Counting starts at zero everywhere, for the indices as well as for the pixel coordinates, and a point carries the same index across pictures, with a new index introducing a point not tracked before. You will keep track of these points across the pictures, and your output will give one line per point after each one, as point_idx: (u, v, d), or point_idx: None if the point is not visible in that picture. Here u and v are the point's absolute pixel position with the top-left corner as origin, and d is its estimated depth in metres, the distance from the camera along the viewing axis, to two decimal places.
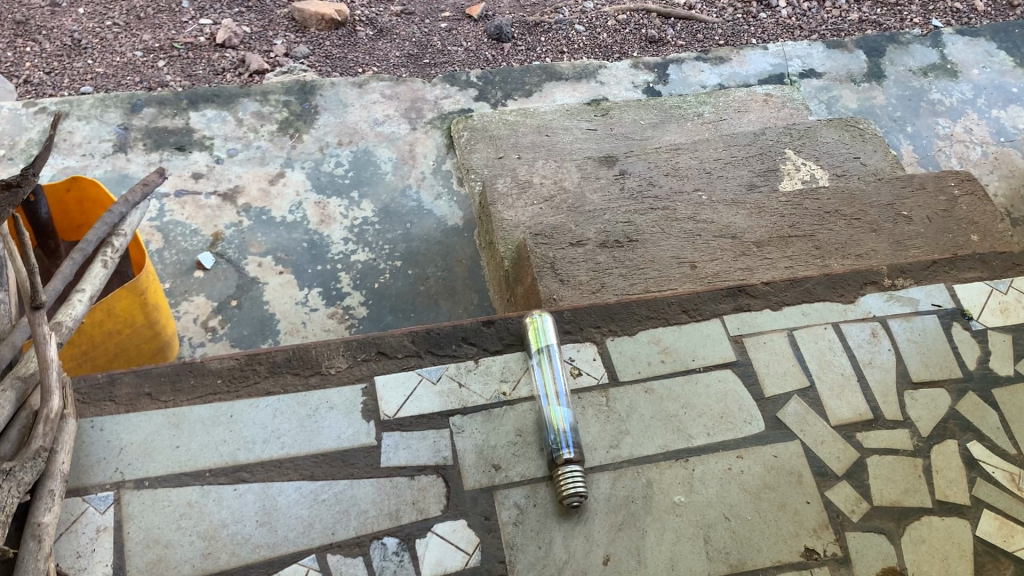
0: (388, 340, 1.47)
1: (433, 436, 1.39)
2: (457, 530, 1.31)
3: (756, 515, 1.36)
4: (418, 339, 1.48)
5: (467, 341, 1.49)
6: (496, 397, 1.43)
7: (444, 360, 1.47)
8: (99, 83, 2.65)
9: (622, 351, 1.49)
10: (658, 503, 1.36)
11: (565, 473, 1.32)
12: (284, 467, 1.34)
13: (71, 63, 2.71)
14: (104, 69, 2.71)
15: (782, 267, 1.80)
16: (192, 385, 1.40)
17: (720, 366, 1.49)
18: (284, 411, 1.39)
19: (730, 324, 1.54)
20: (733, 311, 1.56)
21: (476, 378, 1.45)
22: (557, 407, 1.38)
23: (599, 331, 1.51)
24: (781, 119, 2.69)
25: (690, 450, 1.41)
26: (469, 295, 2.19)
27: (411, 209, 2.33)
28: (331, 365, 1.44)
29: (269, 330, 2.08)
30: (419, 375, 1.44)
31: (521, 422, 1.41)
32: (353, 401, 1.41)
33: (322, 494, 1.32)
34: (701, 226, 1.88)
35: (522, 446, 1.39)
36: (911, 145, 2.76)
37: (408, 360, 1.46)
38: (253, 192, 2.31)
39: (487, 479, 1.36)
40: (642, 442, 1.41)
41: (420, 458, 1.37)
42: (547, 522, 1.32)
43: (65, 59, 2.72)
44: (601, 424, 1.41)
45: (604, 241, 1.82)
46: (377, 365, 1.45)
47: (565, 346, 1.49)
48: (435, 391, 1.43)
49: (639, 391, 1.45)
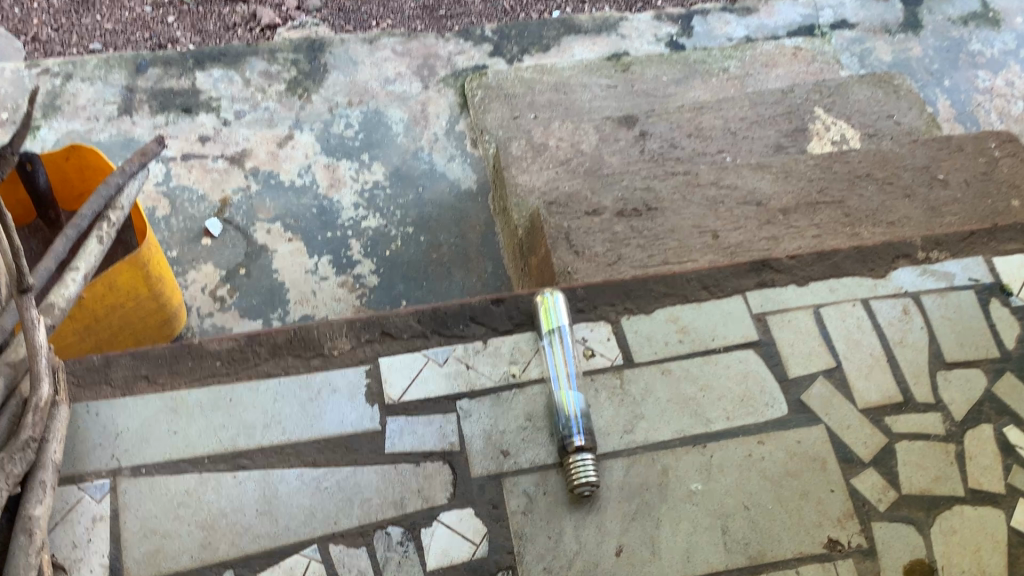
0: (393, 320, 1.41)
1: (439, 420, 1.33)
2: (464, 519, 1.26)
3: (777, 504, 1.30)
4: (424, 319, 1.42)
5: (475, 321, 1.42)
6: (505, 380, 1.37)
7: (451, 341, 1.40)
8: (108, 39, 2.59)
9: (638, 331, 1.42)
10: (673, 492, 1.30)
11: (577, 460, 1.26)
12: (285, 453, 1.30)
13: (77, 18, 2.63)
14: (112, 24, 2.63)
15: (808, 237, 1.72)
16: (190, 368, 1.36)
17: (743, 346, 1.42)
18: (285, 395, 1.34)
19: (753, 301, 1.46)
20: (757, 287, 1.47)
21: (484, 359, 1.39)
22: (568, 392, 1.32)
23: (614, 309, 1.44)
24: (810, 74, 2.58)
25: (709, 435, 1.34)
26: (483, 263, 2.12)
27: (423, 172, 2.26)
28: (333, 346, 1.38)
29: (278, 299, 2.03)
30: (425, 356, 1.38)
31: (531, 406, 1.35)
32: (357, 384, 1.36)
33: (324, 481, 1.28)
34: (724, 192, 1.80)
35: (532, 432, 1.33)
36: (949, 100, 2.63)
37: (413, 341, 1.40)
38: (261, 155, 2.24)
39: (495, 467, 1.30)
40: (658, 427, 1.34)
41: (425, 445, 1.31)
42: (557, 512, 1.27)
43: (70, 14, 2.64)
44: (615, 408, 1.35)
45: (621, 210, 1.74)
46: (381, 346, 1.39)
47: (578, 326, 1.42)
48: (441, 374, 1.37)
49: (655, 372, 1.38)
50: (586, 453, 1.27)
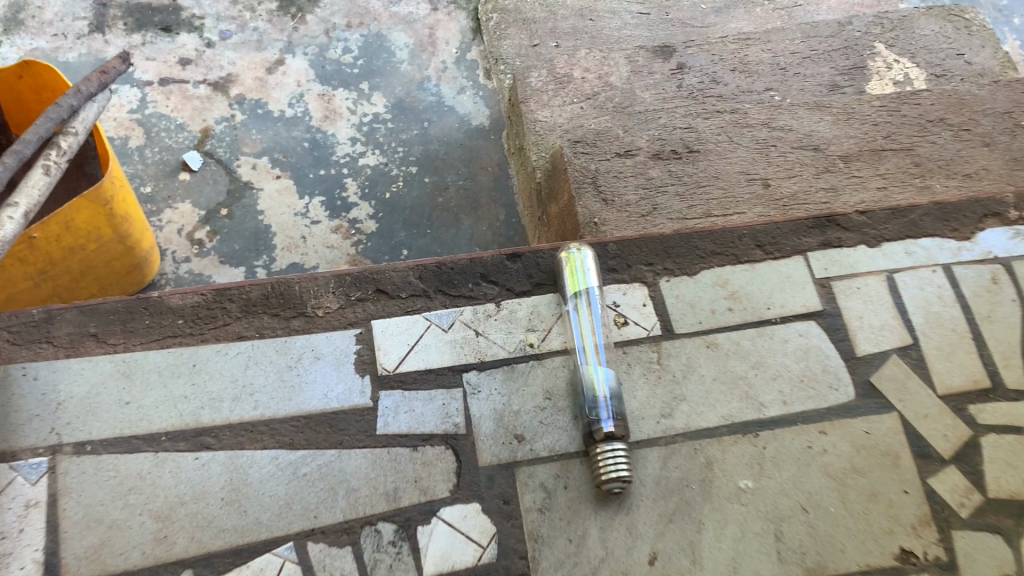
0: (389, 276, 1.19)
1: (442, 397, 1.12)
2: (469, 516, 1.06)
3: (841, 508, 1.10)
4: (426, 276, 1.20)
5: (486, 280, 1.20)
6: (521, 350, 1.16)
7: (458, 303, 1.19)
8: None
9: (680, 296, 1.20)
10: (718, 490, 1.09)
11: (605, 451, 1.05)
12: (258, 432, 1.09)
13: None
14: None
15: (873, 190, 1.49)
16: (148, 326, 1.14)
17: (802, 318, 1.20)
18: (259, 361, 1.13)
19: (815, 264, 1.24)
20: (820, 248, 1.25)
21: (496, 325, 1.17)
22: (598, 367, 1.11)
23: (651, 270, 1.21)
24: (866, 7, 2.31)
25: (761, 422, 1.13)
26: (495, 209, 1.90)
27: (429, 105, 2.02)
28: (318, 305, 1.17)
29: (264, 244, 1.80)
30: (427, 320, 1.17)
31: (550, 383, 1.14)
32: (345, 351, 1.14)
33: (303, 467, 1.07)
34: (777, 134, 1.56)
35: (552, 414, 1.12)
36: (1017, 40, 2.36)
37: (413, 302, 1.18)
38: (249, 81, 2.00)
39: (508, 454, 1.10)
40: (700, 412, 1.13)
41: (426, 426, 1.11)
42: (580, 510, 1.07)
43: None
44: (650, 388, 1.14)
45: (658, 151, 1.51)
46: (375, 307, 1.17)
47: (608, 288, 1.20)
48: (446, 341, 1.16)
49: (700, 346, 1.17)
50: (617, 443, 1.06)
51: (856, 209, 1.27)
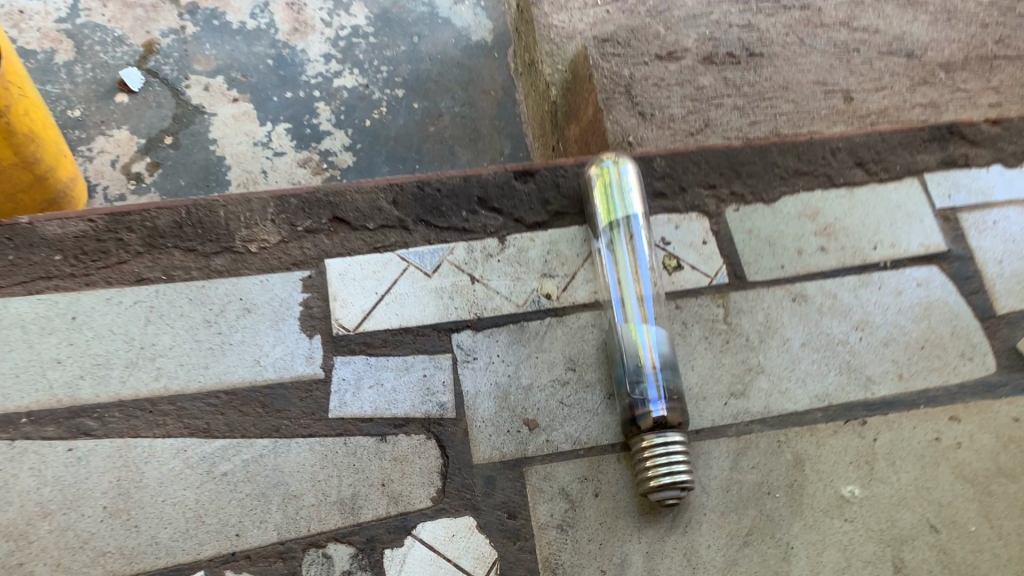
0: (351, 199, 0.85)
1: (422, 367, 0.80)
2: (458, 536, 0.74)
3: (985, 527, 0.77)
4: (403, 200, 0.86)
5: (486, 207, 0.87)
6: (533, 303, 0.83)
7: (447, 238, 0.85)
8: None
9: (753, 231, 0.87)
10: (812, 500, 0.77)
11: (658, 447, 0.73)
12: (159, 413, 0.77)
13: None
14: None
15: (985, 109, 1.16)
16: (11, 263, 0.81)
17: (921, 263, 0.88)
18: (166, 314, 0.80)
19: (936, 190, 0.91)
20: (940, 168, 0.92)
21: (499, 269, 0.84)
22: (642, 326, 0.80)
23: (713, 195, 0.89)
24: None
25: (869, 404, 0.81)
26: (499, 141, 1.56)
27: (420, 17, 1.68)
28: (250, 240, 0.83)
29: (215, 179, 1.47)
30: (402, 261, 0.83)
31: (574, 348, 0.82)
32: (285, 304, 0.81)
33: (222, 464, 0.75)
34: (861, 35, 1.21)
35: (576, 393, 0.80)
36: None
37: (384, 235, 0.84)
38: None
39: (515, 449, 0.77)
40: (784, 391, 0.81)
41: (398, 407, 0.78)
42: (617, 529, 0.75)
43: None
44: (714, 357, 0.82)
45: (710, 54, 1.17)
46: (329, 242, 0.84)
47: (655, 220, 0.87)
48: (428, 291, 0.82)
49: (781, 299, 0.85)
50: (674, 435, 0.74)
51: (989, 119, 0.94)
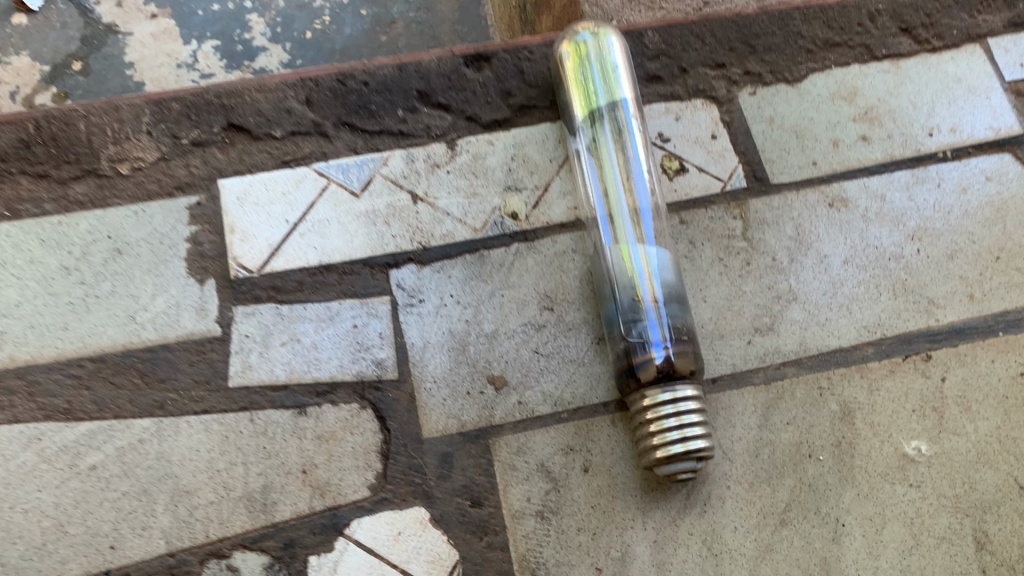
0: (249, 99, 0.66)
1: (350, 316, 0.61)
2: (405, 534, 0.56)
3: None
4: (319, 98, 0.66)
5: (429, 102, 0.67)
6: (495, 226, 0.64)
7: (379, 145, 0.65)
8: None
9: (775, 120, 0.68)
10: (865, 462, 0.59)
11: (665, 407, 0.54)
12: (3, 393, 0.58)
13: None
14: None
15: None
16: None
17: (992, 151, 0.68)
18: (9, 261, 0.61)
19: (1003, 58, 0.71)
20: (1007, 31, 0.72)
21: (448, 183, 0.65)
22: (639, 247, 0.61)
23: (720, 77, 0.69)
24: None
25: (933, 334, 0.63)
26: None
27: None
28: (120, 159, 0.64)
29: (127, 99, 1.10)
30: (319, 179, 0.64)
31: (550, 281, 0.63)
32: (166, 244, 0.62)
33: (90, 455, 0.57)
34: None
35: (555, 339, 0.61)
36: None
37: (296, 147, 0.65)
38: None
39: (477, 416, 0.59)
40: (824, 324, 0.63)
41: (321, 369, 0.59)
42: (614, 514, 0.57)
43: None
44: (732, 284, 0.63)
45: None
46: (223, 158, 0.64)
47: (648, 112, 0.68)
48: (356, 215, 0.63)
49: (814, 205, 0.66)
50: (686, 389, 0.55)
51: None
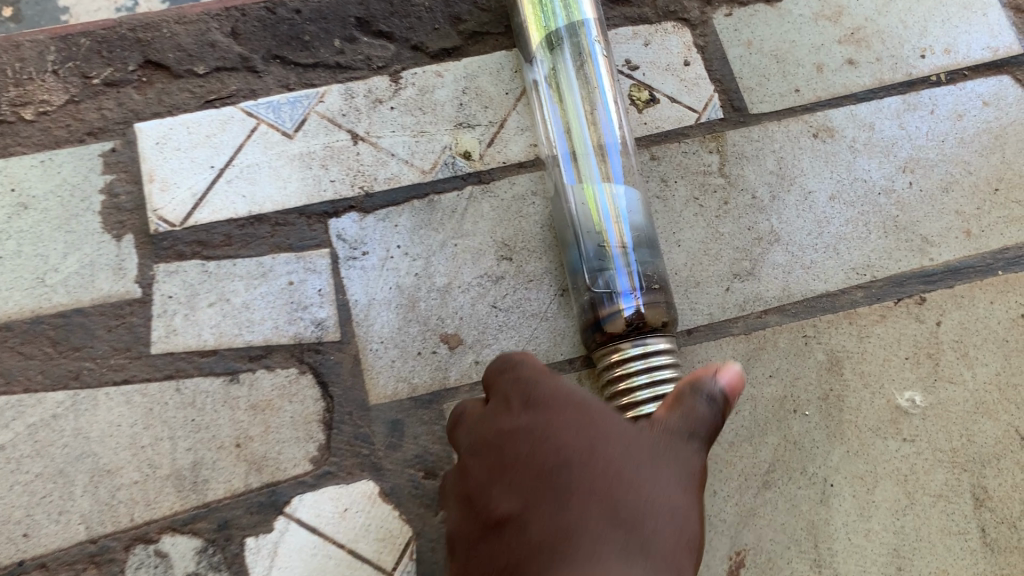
0: (168, 33, 0.59)
1: (285, 272, 0.55)
2: (352, 511, 0.51)
3: None
4: (246, 29, 0.59)
5: (369, 31, 0.60)
6: (446, 167, 0.58)
7: (314, 80, 0.59)
8: None
9: (754, 43, 0.62)
10: (855, 416, 0.54)
11: (631, 359, 0.48)
12: None
13: None
14: None
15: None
16: None
17: (991, 73, 0.62)
18: None
19: None
20: None
21: (393, 122, 0.58)
22: (603, 187, 0.55)
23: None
24: None
25: (927, 275, 0.57)
26: None
27: None
28: (23, 102, 0.57)
29: None
30: (248, 119, 0.57)
31: (508, 227, 0.57)
32: (75, 195, 0.55)
33: None
34: None
35: (515, 291, 0.55)
36: None
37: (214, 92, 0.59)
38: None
39: (430, 378, 0.53)
40: (810, 266, 0.57)
41: (253, 331, 0.54)
42: None
43: None
44: (708, 224, 0.57)
45: None
46: (140, 98, 0.58)
47: (614, 37, 0.62)
48: (291, 159, 0.57)
49: (798, 136, 0.60)
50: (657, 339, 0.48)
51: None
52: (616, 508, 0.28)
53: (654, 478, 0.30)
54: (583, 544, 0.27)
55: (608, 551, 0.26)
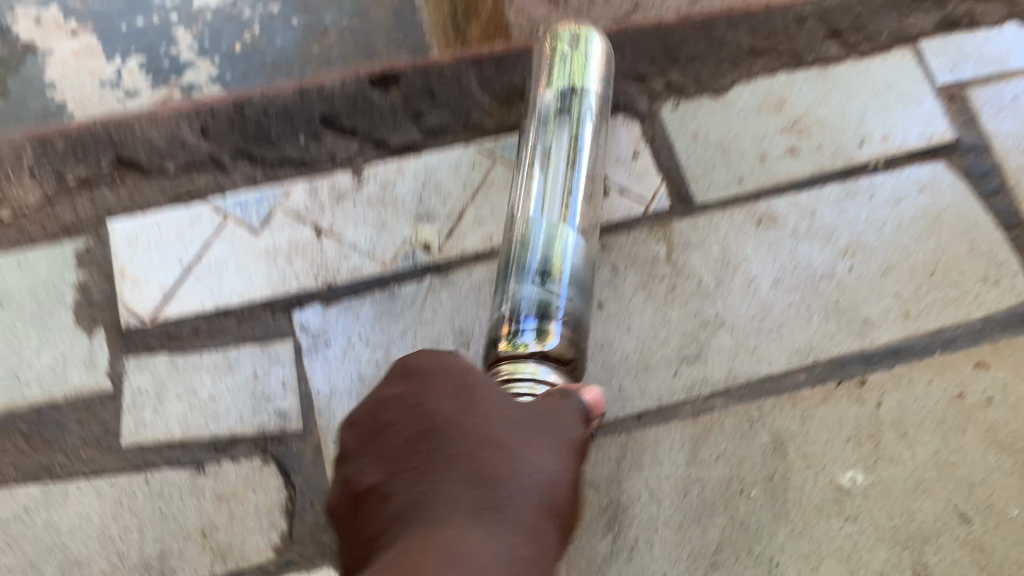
0: (138, 132, 0.62)
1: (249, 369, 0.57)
2: None
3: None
4: (214, 127, 0.62)
5: (332, 128, 0.63)
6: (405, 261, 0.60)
7: (279, 175, 0.62)
8: None
9: (700, 132, 0.66)
10: (797, 500, 0.56)
11: (518, 378, 0.44)
12: None
13: None
14: None
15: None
16: None
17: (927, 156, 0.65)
18: None
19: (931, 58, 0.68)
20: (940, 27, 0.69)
21: (356, 213, 0.61)
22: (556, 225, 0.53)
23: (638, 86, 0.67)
24: None
25: (865, 358, 0.60)
26: None
27: None
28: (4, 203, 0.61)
29: None
30: (215, 210, 0.60)
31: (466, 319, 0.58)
32: (44, 291, 0.59)
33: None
34: None
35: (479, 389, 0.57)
36: None
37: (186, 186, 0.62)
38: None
39: None
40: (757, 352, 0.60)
41: (220, 421, 0.56)
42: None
43: None
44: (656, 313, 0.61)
45: None
46: (113, 198, 0.61)
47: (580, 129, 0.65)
48: (257, 250, 0.59)
49: (741, 224, 0.63)
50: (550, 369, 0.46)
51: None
52: (475, 472, 0.35)
53: (519, 455, 0.37)
54: (436, 510, 0.34)
55: (457, 514, 0.34)
